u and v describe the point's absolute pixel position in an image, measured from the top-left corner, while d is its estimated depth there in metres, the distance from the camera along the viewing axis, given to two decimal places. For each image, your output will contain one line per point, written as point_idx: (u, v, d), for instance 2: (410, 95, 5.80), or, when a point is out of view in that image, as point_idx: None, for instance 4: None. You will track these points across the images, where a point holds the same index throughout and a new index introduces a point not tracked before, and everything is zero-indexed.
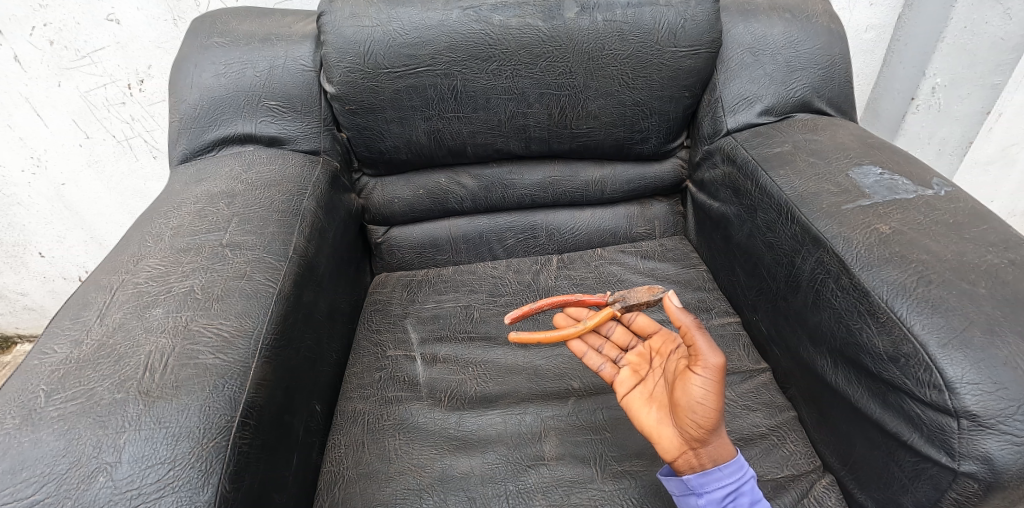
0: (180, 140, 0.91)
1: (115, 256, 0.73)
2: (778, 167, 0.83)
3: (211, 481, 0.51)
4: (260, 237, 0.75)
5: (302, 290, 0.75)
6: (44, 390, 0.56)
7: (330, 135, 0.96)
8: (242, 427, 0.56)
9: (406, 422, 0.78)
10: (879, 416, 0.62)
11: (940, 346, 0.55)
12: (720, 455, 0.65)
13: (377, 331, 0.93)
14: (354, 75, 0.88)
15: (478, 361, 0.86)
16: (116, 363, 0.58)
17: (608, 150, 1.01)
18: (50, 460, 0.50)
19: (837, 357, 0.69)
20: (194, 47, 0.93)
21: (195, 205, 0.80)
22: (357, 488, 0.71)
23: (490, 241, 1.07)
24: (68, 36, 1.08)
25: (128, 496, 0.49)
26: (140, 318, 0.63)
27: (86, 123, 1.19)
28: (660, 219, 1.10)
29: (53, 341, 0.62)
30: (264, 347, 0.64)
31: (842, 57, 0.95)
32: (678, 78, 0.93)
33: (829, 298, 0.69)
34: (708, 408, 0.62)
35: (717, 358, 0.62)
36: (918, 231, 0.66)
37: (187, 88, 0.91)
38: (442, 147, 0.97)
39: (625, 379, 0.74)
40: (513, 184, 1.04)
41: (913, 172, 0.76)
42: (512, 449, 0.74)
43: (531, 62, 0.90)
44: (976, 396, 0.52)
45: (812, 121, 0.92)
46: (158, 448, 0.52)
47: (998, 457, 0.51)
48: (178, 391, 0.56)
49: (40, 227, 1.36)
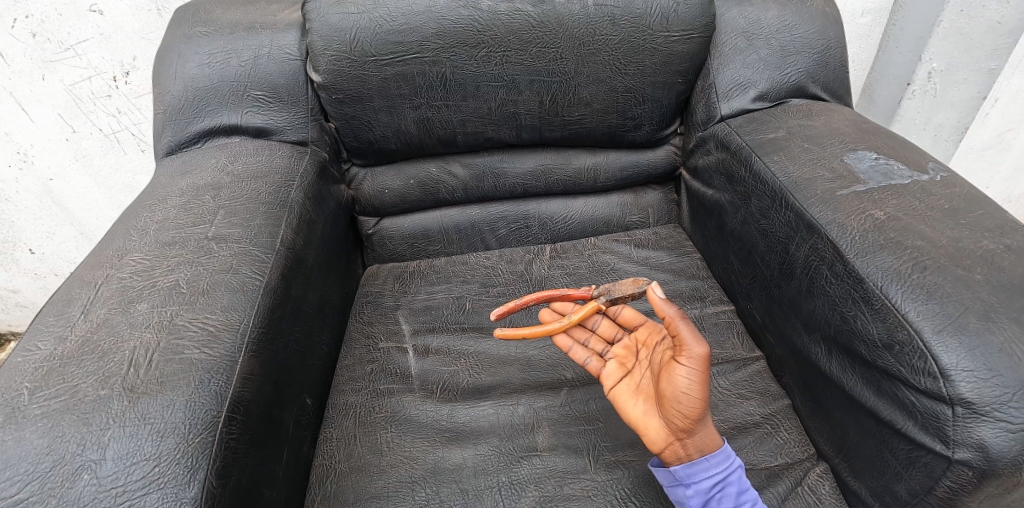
0: (165, 133, 0.89)
1: (100, 250, 0.72)
2: (772, 153, 0.82)
3: (197, 478, 0.50)
4: (247, 229, 0.74)
5: (290, 283, 0.74)
6: (28, 389, 0.55)
7: (318, 125, 0.94)
8: (229, 423, 0.56)
9: (398, 415, 0.77)
10: (873, 403, 0.62)
11: (935, 332, 0.55)
12: (706, 445, 0.64)
13: (368, 323, 0.93)
14: (340, 64, 0.86)
15: (471, 352, 0.85)
16: (99, 360, 0.57)
17: (600, 138, 1.00)
18: (33, 459, 0.49)
19: (831, 345, 0.68)
20: (177, 37, 0.91)
21: (181, 198, 0.78)
22: (349, 481, 0.70)
23: (482, 230, 1.06)
24: (50, 28, 1.05)
25: (112, 494, 0.48)
26: (124, 314, 0.62)
27: (71, 116, 1.17)
28: (654, 207, 1.09)
29: (37, 338, 0.60)
30: (252, 341, 0.63)
31: (838, 41, 0.94)
32: (671, 63, 0.91)
33: (823, 285, 0.69)
34: (693, 398, 0.62)
35: (701, 347, 0.62)
36: (914, 216, 0.65)
37: (171, 79, 0.89)
38: (432, 136, 0.96)
39: (611, 372, 0.73)
40: (505, 173, 1.03)
41: (908, 157, 0.75)
42: (505, 441, 0.73)
43: (521, 48, 0.88)
44: (971, 384, 0.52)
45: (806, 106, 0.91)
46: (142, 444, 0.51)
47: (992, 444, 0.50)
48: (163, 386, 0.55)
49: (30, 223, 1.34)
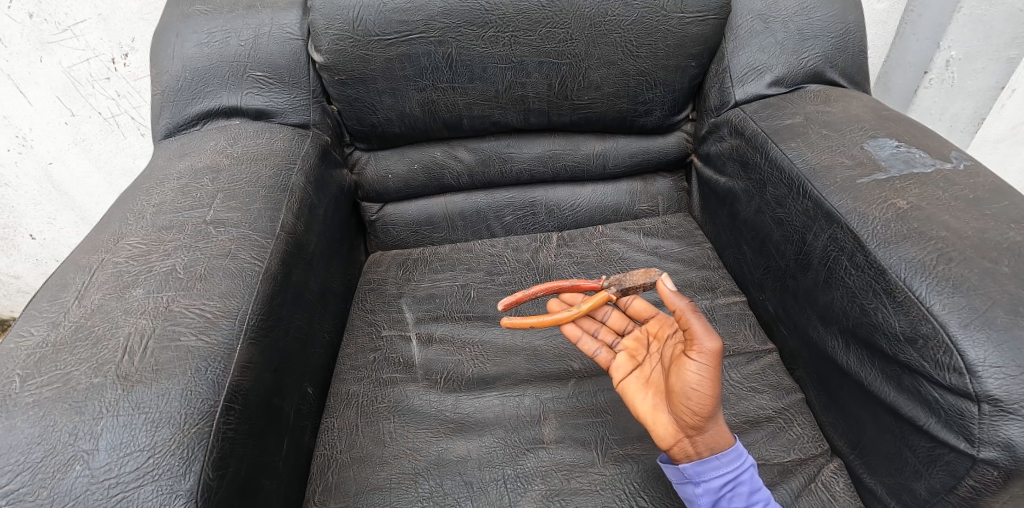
0: (163, 114, 0.86)
1: (95, 234, 0.70)
2: (789, 139, 0.80)
3: (193, 469, 0.49)
4: (246, 214, 0.72)
5: (290, 269, 0.72)
6: (19, 376, 0.53)
7: (320, 107, 0.91)
8: (226, 413, 0.54)
9: (401, 405, 0.75)
10: (892, 399, 0.60)
11: (962, 326, 0.53)
12: (717, 443, 0.62)
13: (371, 311, 0.91)
14: (342, 43, 0.84)
15: (476, 341, 0.83)
16: (93, 347, 0.55)
17: (610, 123, 0.97)
18: (24, 448, 0.48)
19: (850, 338, 0.66)
20: (176, 15, 0.88)
21: (178, 181, 0.76)
22: (350, 472, 0.69)
23: (487, 218, 1.04)
24: (47, 8, 1.02)
25: (105, 485, 0.46)
26: (119, 300, 0.60)
27: (70, 100, 1.14)
28: (664, 195, 1.06)
29: (30, 323, 0.59)
30: (250, 328, 0.61)
31: (857, 25, 0.90)
32: (684, 46, 0.88)
33: (842, 276, 0.67)
34: (704, 394, 0.60)
35: (712, 342, 0.59)
36: (937, 206, 0.63)
37: (169, 59, 0.86)
38: (436, 119, 0.93)
39: (621, 364, 0.72)
40: (512, 158, 1.00)
41: (930, 145, 0.72)
42: (511, 432, 0.72)
43: (530, 29, 0.85)
44: (999, 380, 0.50)
45: (824, 91, 0.87)
46: (136, 434, 0.49)
47: (1020, 444, 0.48)
48: (158, 374, 0.53)
49: (30, 208, 1.32)
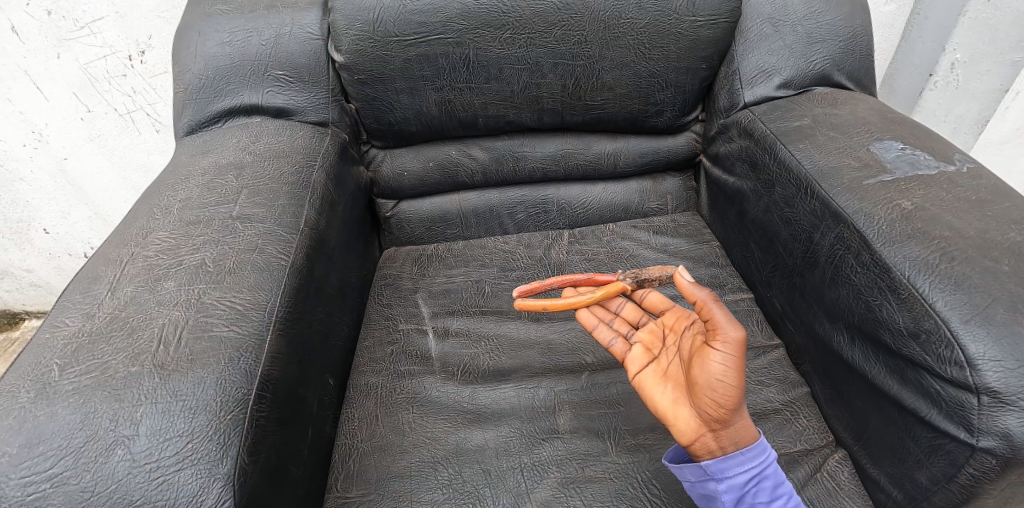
0: (185, 111, 0.89)
1: (123, 228, 0.72)
2: (798, 141, 0.82)
3: (230, 454, 0.51)
4: (271, 210, 0.74)
5: (313, 263, 0.75)
6: (58, 365, 0.55)
7: (338, 105, 0.94)
8: (259, 400, 0.56)
9: (419, 396, 0.78)
10: (896, 391, 0.62)
11: (963, 322, 0.55)
12: (740, 438, 0.65)
13: (387, 305, 0.93)
14: (363, 44, 0.86)
15: (490, 335, 0.86)
16: (128, 337, 0.57)
17: (621, 123, 0.99)
18: (66, 434, 0.50)
19: (855, 333, 0.68)
20: (197, 15, 0.90)
21: (203, 177, 0.78)
22: (372, 460, 0.71)
23: (501, 215, 1.06)
24: (66, 5, 1.05)
25: (147, 468, 0.49)
26: (151, 292, 0.62)
27: (86, 96, 1.17)
28: (672, 194, 1.09)
29: (65, 315, 0.61)
30: (278, 320, 0.63)
31: (864, 29, 0.92)
32: (695, 49, 0.90)
33: (848, 273, 0.69)
34: (729, 385, 0.61)
35: (736, 331, 0.61)
36: (941, 207, 0.65)
37: (191, 57, 0.89)
38: (452, 119, 0.95)
39: (637, 357, 0.74)
40: (524, 156, 1.02)
41: (934, 148, 0.75)
42: (526, 423, 0.74)
43: (546, 31, 0.88)
44: (998, 373, 0.52)
45: (831, 94, 0.90)
46: (175, 421, 0.52)
47: (1018, 433, 0.51)
48: (194, 364, 0.56)
49: (44, 203, 1.34)
